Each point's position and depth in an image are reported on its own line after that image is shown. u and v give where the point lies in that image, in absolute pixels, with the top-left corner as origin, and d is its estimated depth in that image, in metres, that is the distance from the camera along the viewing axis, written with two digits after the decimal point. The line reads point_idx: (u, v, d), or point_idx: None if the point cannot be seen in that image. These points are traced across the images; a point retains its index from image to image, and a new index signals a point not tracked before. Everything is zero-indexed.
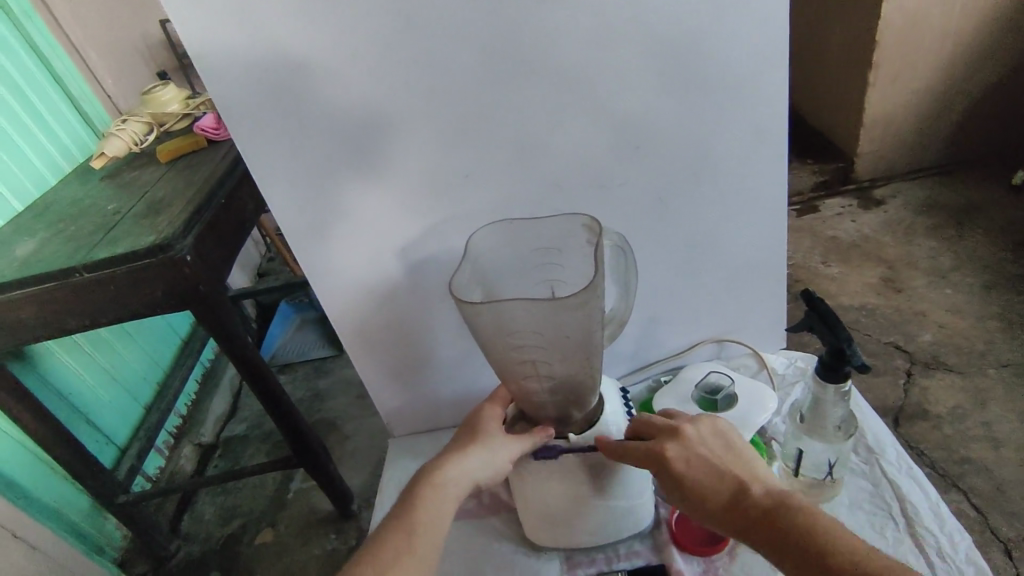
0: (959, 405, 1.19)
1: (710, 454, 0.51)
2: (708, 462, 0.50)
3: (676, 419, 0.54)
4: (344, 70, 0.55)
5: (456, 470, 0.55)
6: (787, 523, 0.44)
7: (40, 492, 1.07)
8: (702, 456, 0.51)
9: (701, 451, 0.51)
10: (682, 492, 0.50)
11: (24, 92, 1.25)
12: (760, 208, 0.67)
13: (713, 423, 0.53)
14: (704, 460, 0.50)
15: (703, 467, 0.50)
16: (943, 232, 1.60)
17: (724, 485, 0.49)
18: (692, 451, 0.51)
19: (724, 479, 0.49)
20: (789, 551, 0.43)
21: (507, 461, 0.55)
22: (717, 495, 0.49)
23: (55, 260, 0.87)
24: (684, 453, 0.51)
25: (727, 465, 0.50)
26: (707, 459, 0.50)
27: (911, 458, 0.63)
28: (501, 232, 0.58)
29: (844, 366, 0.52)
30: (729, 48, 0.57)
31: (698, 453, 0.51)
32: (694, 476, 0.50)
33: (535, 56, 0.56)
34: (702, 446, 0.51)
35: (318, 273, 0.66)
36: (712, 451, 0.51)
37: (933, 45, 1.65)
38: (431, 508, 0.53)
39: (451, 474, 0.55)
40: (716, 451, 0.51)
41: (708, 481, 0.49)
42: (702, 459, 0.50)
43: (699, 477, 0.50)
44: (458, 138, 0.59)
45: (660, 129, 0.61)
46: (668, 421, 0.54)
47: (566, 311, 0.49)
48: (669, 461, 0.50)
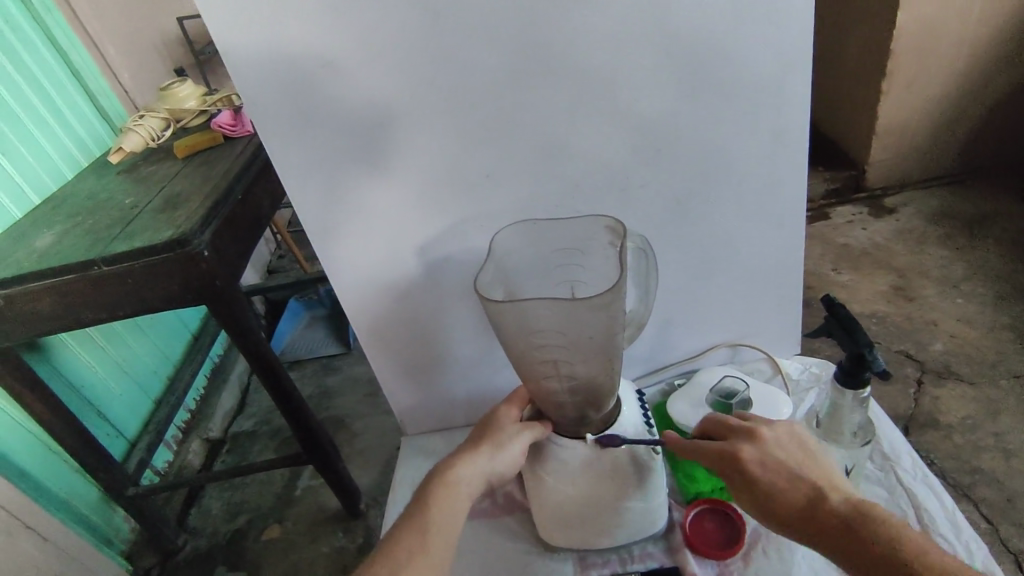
0: (969, 415, 1.18)
1: (788, 459, 0.51)
2: (784, 465, 0.50)
3: (754, 422, 0.55)
4: (371, 68, 0.55)
5: (468, 469, 0.55)
6: (865, 532, 0.44)
7: (50, 482, 1.08)
8: (778, 460, 0.50)
9: (776, 454, 0.51)
10: (752, 493, 0.50)
11: (44, 86, 1.26)
12: (779, 213, 0.67)
13: (791, 429, 0.53)
14: (781, 464, 0.50)
15: (777, 470, 0.50)
16: (955, 241, 1.60)
17: (799, 489, 0.48)
18: (766, 453, 0.51)
19: (799, 483, 0.49)
20: (866, 559, 0.43)
21: (520, 454, 0.57)
22: (792, 499, 0.48)
23: (74, 253, 0.88)
24: (758, 455, 0.51)
25: (804, 470, 0.50)
26: (784, 463, 0.50)
27: (926, 466, 0.63)
28: (523, 232, 0.58)
29: (863, 372, 0.52)
30: (754, 53, 0.58)
31: (771, 455, 0.51)
32: (767, 478, 0.50)
33: (561, 58, 0.56)
34: (778, 448, 0.51)
35: (338, 270, 0.66)
36: (789, 455, 0.51)
37: (948, 54, 1.64)
38: (444, 506, 0.53)
39: (464, 473, 0.55)
40: (790, 456, 0.51)
41: (782, 484, 0.49)
42: (778, 462, 0.50)
43: (772, 480, 0.49)
44: (481, 137, 0.59)
45: (682, 132, 0.61)
46: (746, 423, 0.54)
47: (589, 311, 0.49)
48: (744, 461, 0.51)
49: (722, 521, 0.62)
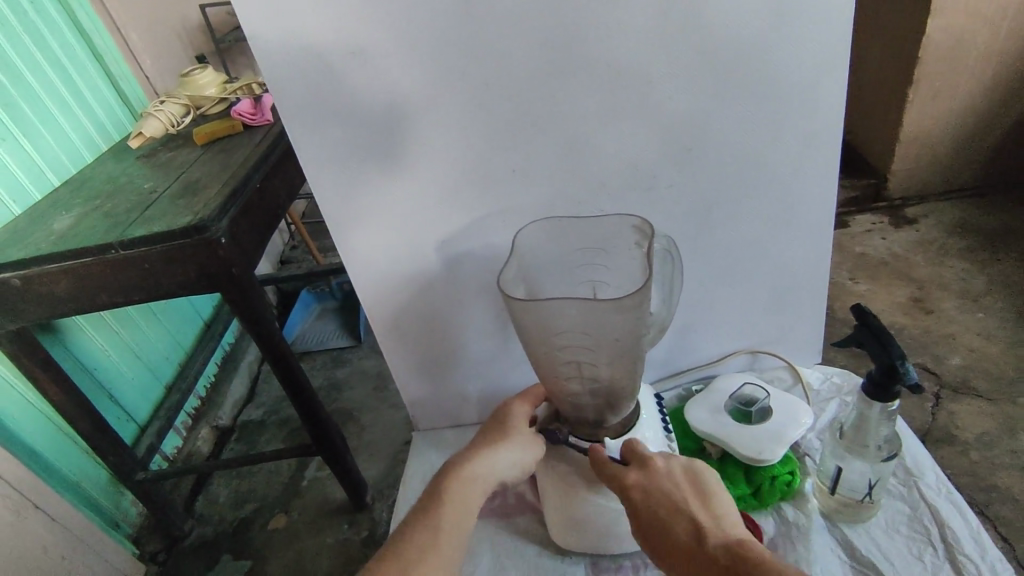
0: (987, 431, 1.16)
1: (673, 491, 0.49)
2: (668, 497, 0.49)
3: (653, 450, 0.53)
4: (399, 57, 0.54)
5: (483, 467, 0.54)
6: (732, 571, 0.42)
7: (59, 462, 1.08)
8: (661, 490, 0.50)
9: (659, 484, 0.50)
10: (638, 525, 0.49)
11: (65, 68, 1.27)
12: (808, 219, 0.66)
13: (689, 462, 0.52)
14: (663, 495, 0.49)
15: (660, 500, 0.49)
16: (976, 255, 1.57)
17: (678, 523, 0.47)
18: (653, 483, 0.50)
19: (679, 516, 0.48)
20: None
21: (534, 462, 0.56)
22: (671, 533, 0.47)
23: (93, 236, 0.88)
24: (643, 484, 0.50)
25: (686, 503, 0.48)
26: (667, 496, 0.49)
27: (950, 482, 0.62)
28: (547, 229, 0.57)
29: (895, 385, 0.51)
30: (790, 56, 0.56)
31: (657, 485, 0.50)
32: (651, 509, 0.49)
33: (593, 53, 0.55)
34: (665, 479, 0.50)
35: (358, 262, 0.66)
36: (675, 487, 0.50)
37: (977, 64, 1.62)
38: (457, 503, 0.52)
39: (479, 471, 0.54)
40: (675, 488, 0.50)
41: (665, 516, 0.48)
42: (662, 492, 0.49)
43: (654, 511, 0.48)
44: (508, 132, 0.59)
45: (713, 134, 0.60)
46: (645, 450, 0.53)
47: (616, 312, 0.48)
48: (630, 492, 0.50)
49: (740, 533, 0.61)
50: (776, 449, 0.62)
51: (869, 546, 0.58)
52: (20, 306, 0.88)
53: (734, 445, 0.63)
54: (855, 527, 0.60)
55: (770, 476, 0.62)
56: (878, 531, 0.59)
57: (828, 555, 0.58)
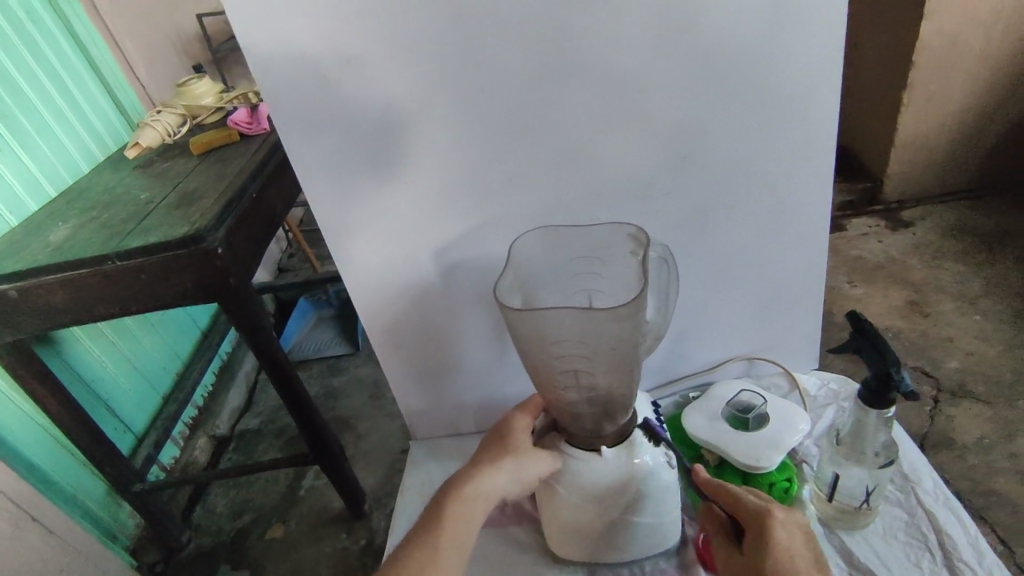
0: (986, 435, 1.16)
1: (814, 544, 0.48)
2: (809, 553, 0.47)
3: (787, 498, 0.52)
4: (395, 68, 0.55)
5: (485, 485, 0.54)
6: None
7: (57, 474, 1.08)
8: (805, 536, 0.48)
9: (805, 541, 0.47)
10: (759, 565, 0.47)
11: (63, 80, 1.27)
12: (804, 226, 0.66)
13: None
14: (807, 542, 0.48)
15: (804, 547, 0.47)
16: (973, 257, 1.58)
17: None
18: (798, 527, 0.48)
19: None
20: None
21: (537, 477, 0.56)
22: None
23: (90, 247, 0.88)
24: (790, 529, 0.48)
25: (823, 560, 0.47)
26: (805, 555, 0.47)
27: (948, 489, 0.61)
28: (541, 238, 0.57)
29: (891, 391, 0.51)
30: (783, 64, 0.57)
31: (802, 539, 0.47)
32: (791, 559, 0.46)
33: (588, 62, 0.55)
34: (806, 527, 0.49)
35: (356, 272, 0.66)
36: (818, 546, 0.48)
37: (970, 68, 1.63)
38: (458, 521, 0.52)
39: (481, 489, 0.54)
40: (816, 549, 0.47)
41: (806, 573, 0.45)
42: (805, 548, 0.47)
43: (800, 555, 0.46)
44: (504, 142, 0.59)
45: (707, 143, 0.60)
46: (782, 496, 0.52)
47: (612, 321, 0.48)
48: (775, 530, 0.47)
49: None
50: (774, 456, 0.62)
51: (867, 553, 0.58)
52: (17, 319, 0.88)
53: (730, 452, 0.63)
54: (853, 534, 0.60)
55: (767, 483, 0.62)
56: (876, 538, 0.59)
57: None
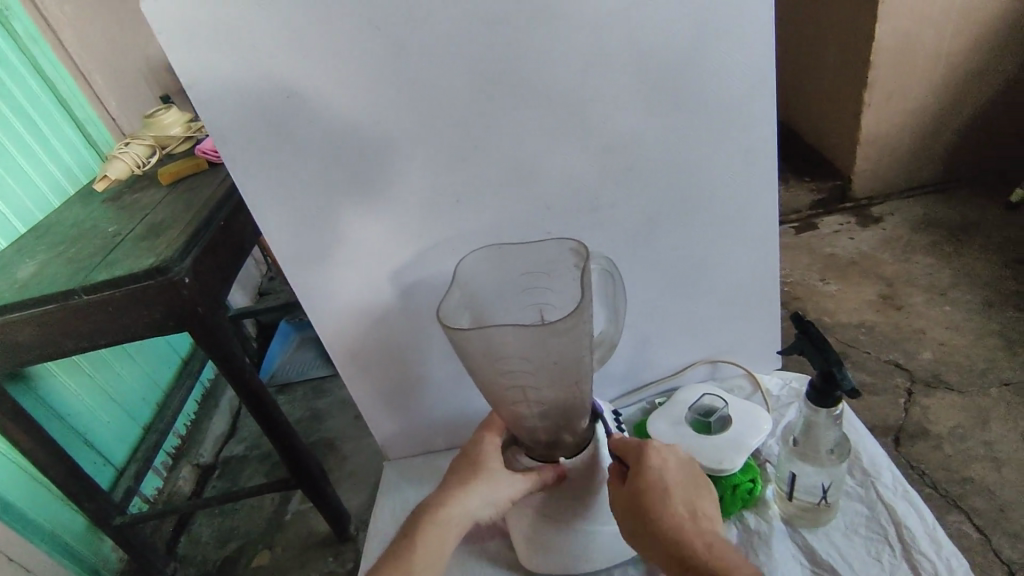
0: (959, 424, 1.18)
1: (684, 473, 0.53)
2: (680, 476, 0.53)
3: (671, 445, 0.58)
4: (336, 97, 0.56)
5: (455, 509, 0.55)
6: (717, 549, 0.48)
7: (35, 512, 1.07)
8: (674, 466, 0.54)
9: (677, 465, 0.54)
10: (634, 492, 0.52)
11: (31, 117, 1.28)
12: (752, 231, 0.68)
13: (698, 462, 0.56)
14: (675, 470, 0.53)
15: (673, 474, 0.53)
16: (941, 249, 1.60)
17: (681, 504, 0.51)
18: (669, 459, 0.54)
19: (683, 496, 0.51)
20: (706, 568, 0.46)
21: (508, 498, 0.55)
22: (672, 506, 0.50)
23: (56, 282, 0.88)
24: (663, 457, 0.54)
25: (690, 486, 0.53)
26: (676, 478, 0.53)
27: (906, 481, 0.63)
28: (490, 256, 0.59)
29: (834, 390, 0.53)
30: (716, 76, 0.58)
31: (674, 465, 0.54)
32: (662, 481, 0.52)
33: (525, 83, 0.57)
34: (680, 460, 0.54)
35: (314, 298, 0.67)
36: (687, 471, 0.54)
37: (927, 64, 1.66)
38: (431, 545, 0.54)
39: (451, 513, 0.55)
40: (685, 472, 0.54)
41: (674, 491, 0.51)
42: (676, 471, 0.53)
43: (665, 477, 0.52)
44: (449, 164, 0.60)
45: (650, 154, 0.62)
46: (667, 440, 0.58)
47: (555, 335, 0.49)
48: (649, 456, 0.53)
49: None
50: (737, 458, 0.63)
51: (829, 549, 0.59)
52: None
53: (694, 457, 0.64)
54: (816, 531, 0.60)
55: (731, 485, 0.62)
56: (838, 534, 0.60)
57: (789, 562, 0.59)
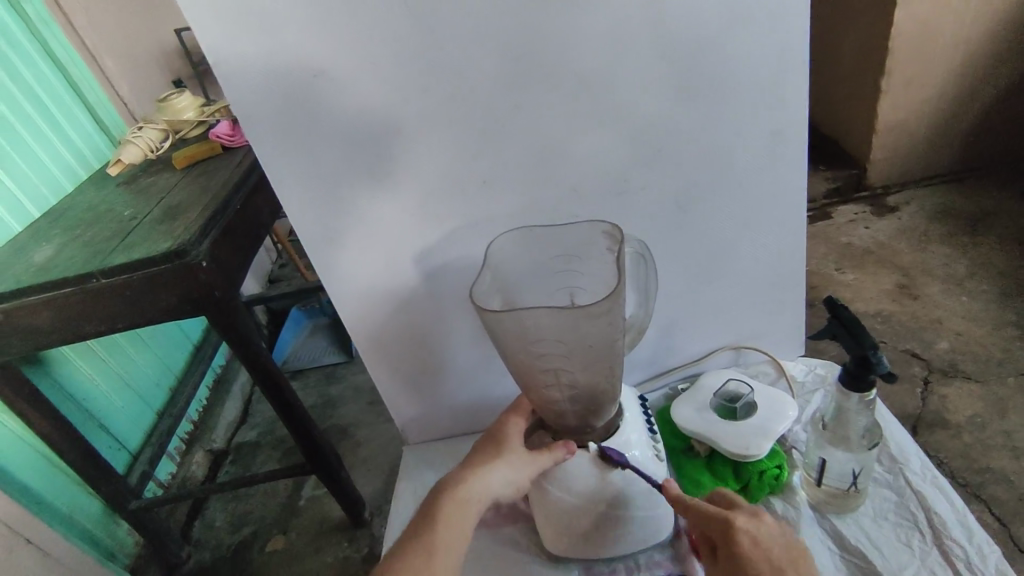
0: (978, 413, 1.17)
1: (780, 549, 0.48)
2: (774, 559, 0.48)
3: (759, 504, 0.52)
4: (362, 78, 0.55)
5: (476, 486, 0.54)
6: None
7: (52, 495, 1.07)
8: (769, 543, 0.49)
9: (771, 541, 0.49)
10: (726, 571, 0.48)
11: (42, 100, 1.27)
12: (781, 216, 0.67)
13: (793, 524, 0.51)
14: (772, 548, 0.48)
15: (768, 553, 0.48)
16: (958, 239, 1.59)
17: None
18: (760, 532, 0.49)
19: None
20: None
21: (528, 477, 0.55)
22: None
23: (73, 266, 0.88)
24: (753, 534, 0.49)
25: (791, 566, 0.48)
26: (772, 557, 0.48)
27: (935, 467, 0.62)
28: (519, 238, 0.58)
29: (868, 374, 0.51)
30: (749, 57, 0.57)
31: (766, 544, 0.48)
32: (752, 564, 0.47)
33: (554, 63, 0.56)
34: (774, 533, 0.49)
35: (338, 282, 0.66)
36: (783, 549, 0.49)
37: (947, 51, 1.64)
38: (452, 523, 0.52)
39: (473, 490, 0.54)
40: (782, 549, 0.48)
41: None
42: (770, 551, 0.48)
43: (759, 561, 0.47)
44: (476, 146, 0.59)
45: (679, 135, 0.61)
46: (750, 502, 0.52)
47: (589, 317, 0.49)
48: (737, 537, 0.49)
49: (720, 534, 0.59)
50: (764, 444, 0.62)
51: (857, 535, 0.58)
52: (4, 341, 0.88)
53: (722, 443, 0.63)
54: (844, 517, 0.60)
55: (757, 471, 0.62)
56: (866, 520, 0.59)
57: (818, 547, 0.58)
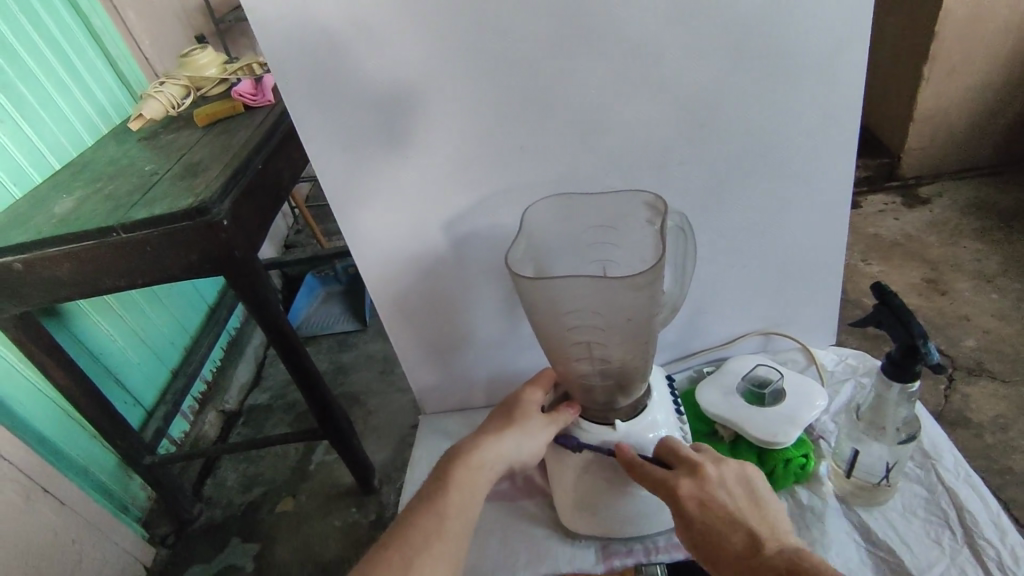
0: (1002, 414, 1.15)
1: (729, 501, 0.49)
2: (727, 511, 0.48)
3: (701, 454, 0.52)
4: (401, 31, 0.52)
5: (491, 452, 0.53)
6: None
7: (68, 448, 1.08)
8: (718, 499, 0.49)
9: (716, 497, 0.49)
10: (688, 532, 0.49)
11: (64, 50, 1.25)
12: (825, 199, 0.64)
13: (739, 469, 0.51)
14: (720, 504, 0.48)
15: (718, 510, 0.48)
16: (991, 234, 1.54)
17: (737, 536, 0.47)
18: (707, 490, 0.49)
19: (737, 529, 0.47)
20: None
21: (542, 444, 0.55)
22: (727, 545, 0.47)
23: (93, 219, 0.87)
24: (698, 496, 0.49)
25: (743, 515, 0.48)
26: (719, 510, 0.48)
27: (969, 465, 0.60)
28: (554, 207, 0.56)
29: (915, 364, 0.50)
30: (810, 27, 0.54)
31: (711, 501, 0.49)
32: (707, 523, 0.48)
33: (605, 24, 0.53)
34: (720, 488, 0.49)
35: (364, 245, 0.65)
36: (732, 499, 0.49)
37: (994, 39, 1.58)
38: (465, 489, 0.51)
39: (487, 455, 0.53)
40: (731, 503, 0.49)
41: (721, 533, 0.47)
42: (720, 506, 0.48)
43: (710, 522, 0.48)
44: (515, 110, 0.57)
45: (729, 106, 0.58)
46: (691, 455, 0.52)
47: (628, 290, 0.47)
48: (684, 502, 0.49)
49: None
50: (791, 431, 0.60)
51: (886, 530, 0.57)
52: (22, 291, 0.87)
53: (746, 428, 0.62)
54: (873, 511, 0.58)
55: (784, 458, 0.60)
56: (894, 515, 0.58)
57: (845, 541, 0.57)
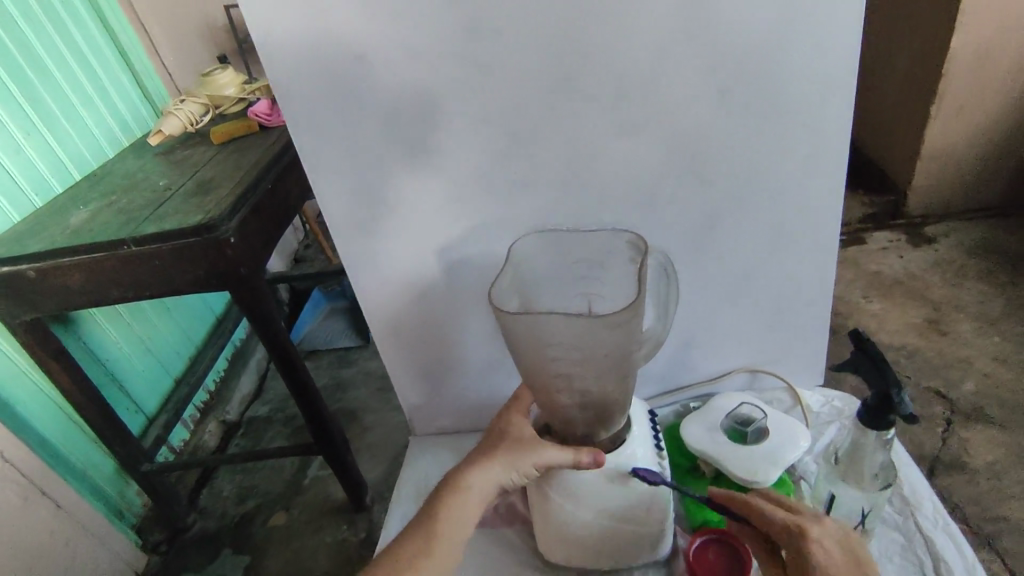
0: (998, 461, 1.14)
1: (852, 549, 0.49)
2: (849, 558, 0.48)
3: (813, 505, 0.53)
4: (403, 65, 0.55)
5: (478, 477, 0.55)
6: None
7: (69, 451, 1.11)
8: (842, 546, 0.49)
9: (840, 544, 0.49)
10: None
11: (91, 65, 1.30)
12: (810, 241, 0.65)
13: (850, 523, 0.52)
14: (845, 551, 0.48)
15: (843, 557, 0.48)
16: (995, 277, 1.54)
17: None
18: (831, 537, 0.49)
19: None
20: None
21: (530, 467, 0.54)
22: None
23: (106, 231, 0.90)
24: (824, 541, 0.48)
25: (864, 564, 0.48)
26: (843, 556, 0.48)
27: (948, 514, 0.60)
28: (542, 242, 0.58)
29: (890, 413, 0.50)
30: (794, 76, 0.56)
31: (838, 546, 0.48)
32: (833, 565, 0.47)
33: (597, 68, 0.55)
34: (842, 535, 0.49)
35: (361, 269, 0.67)
36: (854, 548, 0.49)
37: (1002, 82, 1.59)
38: (450, 515, 0.53)
39: (474, 481, 0.55)
40: (851, 553, 0.48)
41: None
42: (842, 551, 0.48)
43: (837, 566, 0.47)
44: (509, 146, 0.59)
45: (715, 149, 0.60)
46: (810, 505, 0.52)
47: (607, 327, 0.49)
48: (810, 543, 0.48)
49: (728, 552, 0.57)
50: (772, 471, 0.61)
51: None
52: (36, 298, 0.91)
53: (728, 465, 0.63)
54: None
55: None
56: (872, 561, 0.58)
57: None
